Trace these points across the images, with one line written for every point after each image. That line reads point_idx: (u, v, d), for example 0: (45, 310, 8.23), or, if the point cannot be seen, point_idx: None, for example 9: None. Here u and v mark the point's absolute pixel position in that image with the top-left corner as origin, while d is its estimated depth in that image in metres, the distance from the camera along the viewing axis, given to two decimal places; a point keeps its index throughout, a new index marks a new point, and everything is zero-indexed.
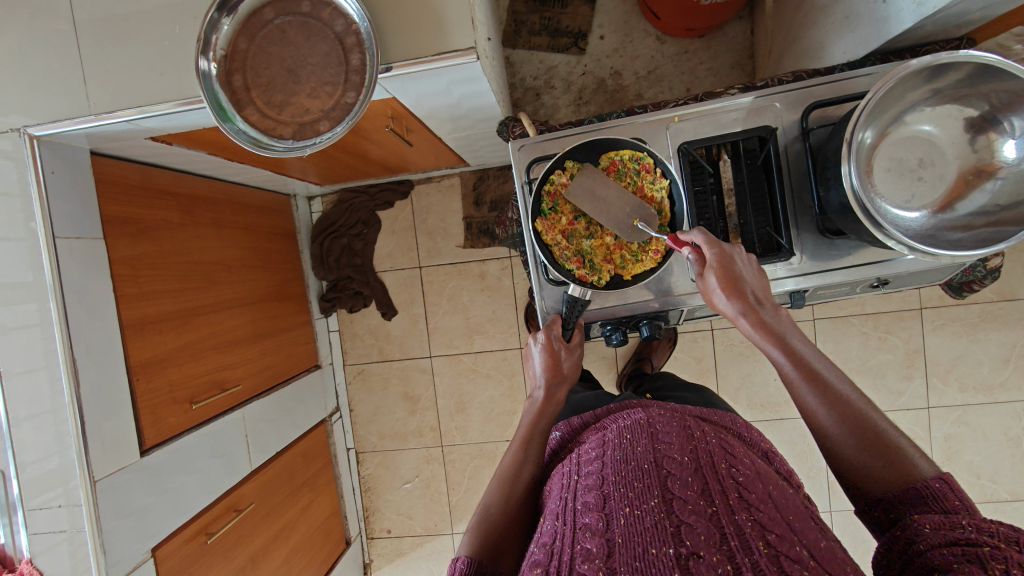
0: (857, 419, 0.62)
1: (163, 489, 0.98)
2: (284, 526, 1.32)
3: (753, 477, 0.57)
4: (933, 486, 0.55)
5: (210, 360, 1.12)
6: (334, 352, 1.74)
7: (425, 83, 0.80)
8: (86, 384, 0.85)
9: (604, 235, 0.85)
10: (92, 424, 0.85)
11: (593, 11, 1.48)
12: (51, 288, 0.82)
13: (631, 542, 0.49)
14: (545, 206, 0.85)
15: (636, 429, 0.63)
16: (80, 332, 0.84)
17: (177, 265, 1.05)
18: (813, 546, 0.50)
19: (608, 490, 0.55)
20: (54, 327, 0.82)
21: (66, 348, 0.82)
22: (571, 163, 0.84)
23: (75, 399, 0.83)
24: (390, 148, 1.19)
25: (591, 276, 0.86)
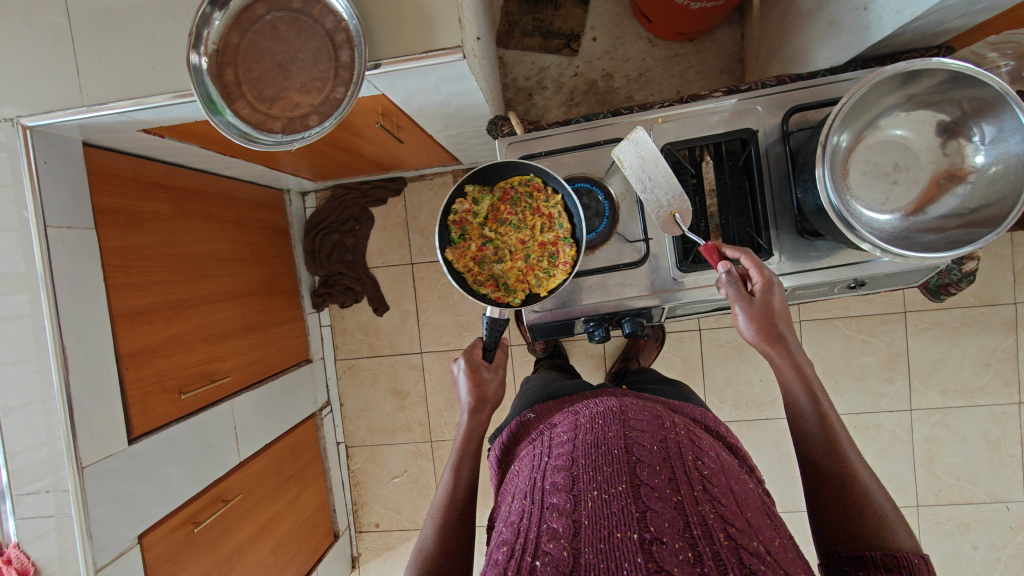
0: (847, 471, 0.65)
1: (150, 477, 0.99)
2: (272, 517, 1.33)
3: (718, 470, 0.60)
4: (911, 559, 0.56)
5: (199, 352, 1.13)
6: (325, 347, 1.75)
7: (414, 81, 0.81)
8: (75, 372, 0.85)
9: (514, 257, 0.88)
10: (80, 412, 0.86)
11: (585, 13, 1.50)
12: (41, 277, 0.83)
13: (596, 525, 0.52)
14: (452, 235, 0.87)
15: (608, 416, 0.67)
16: (69, 321, 0.85)
17: (168, 257, 1.06)
18: (770, 541, 0.53)
19: (577, 473, 0.58)
20: (44, 316, 0.83)
21: (55, 336, 0.83)
22: (470, 189, 0.87)
23: (64, 387, 0.84)
24: (381, 144, 1.21)
25: (507, 298, 0.88)
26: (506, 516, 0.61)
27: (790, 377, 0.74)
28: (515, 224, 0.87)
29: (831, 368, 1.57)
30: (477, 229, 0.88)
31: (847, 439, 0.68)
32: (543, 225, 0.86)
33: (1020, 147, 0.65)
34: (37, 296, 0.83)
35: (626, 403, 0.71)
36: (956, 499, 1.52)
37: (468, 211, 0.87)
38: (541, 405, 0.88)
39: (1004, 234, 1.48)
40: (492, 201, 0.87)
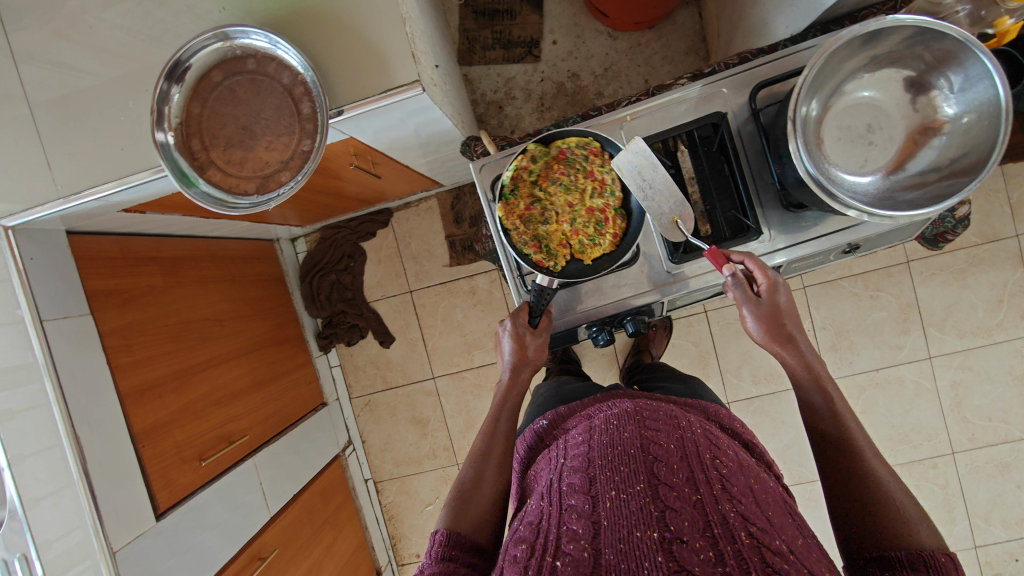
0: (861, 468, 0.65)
1: (184, 548, 0.99)
2: (311, 566, 1.33)
3: (736, 469, 0.60)
4: (938, 559, 0.55)
5: (214, 415, 1.13)
6: (338, 386, 1.76)
7: (379, 120, 0.81)
8: (92, 458, 0.86)
9: (560, 220, 0.86)
10: (103, 496, 0.87)
11: (542, 18, 1.50)
12: (46, 370, 0.84)
13: (616, 524, 0.52)
14: (503, 190, 0.85)
15: (624, 416, 0.67)
16: (79, 409, 0.86)
17: (168, 328, 1.07)
18: (794, 543, 0.52)
19: (594, 473, 0.59)
20: (54, 407, 0.84)
21: (68, 426, 0.84)
22: (531, 147, 0.84)
23: (84, 473, 0.85)
24: (361, 182, 1.21)
25: (548, 262, 0.85)
26: (523, 513, 0.61)
27: (802, 376, 0.75)
28: (565, 185, 0.86)
29: (845, 329, 1.55)
30: (528, 187, 0.86)
31: (862, 436, 0.68)
32: (593, 189, 0.85)
33: (989, 93, 0.64)
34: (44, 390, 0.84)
35: (640, 402, 0.71)
36: (991, 441, 1.49)
37: (523, 167, 0.85)
38: (553, 407, 0.88)
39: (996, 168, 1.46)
40: (548, 160, 0.85)
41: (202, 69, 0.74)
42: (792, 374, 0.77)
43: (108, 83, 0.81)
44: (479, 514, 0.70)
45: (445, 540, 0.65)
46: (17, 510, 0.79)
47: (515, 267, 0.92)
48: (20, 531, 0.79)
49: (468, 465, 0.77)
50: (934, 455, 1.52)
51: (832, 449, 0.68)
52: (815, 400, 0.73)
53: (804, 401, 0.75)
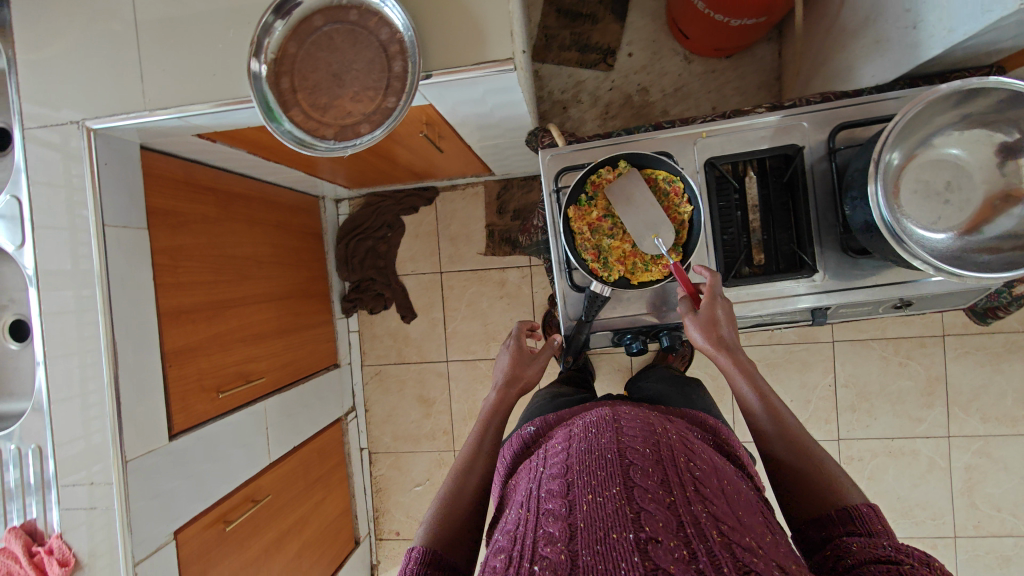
0: (801, 449, 0.66)
1: (187, 473, 0.99)
2: (297, 520, 1.34)
3: (709, 472, 0.63)
4: (861, 511, 0.58)
5: (237, 352, 1.15)
6: (353, 351, 1.77)
7: (462, 91, 0.82)
8: (123, 367, 0.88)
9: (626, 239, 0.84)
10: (126, 405, 0.88)
11: (622, 28, 1.51)
12: (97, 273, 0.86)
13: (592, 526, 0.54)
14: (583, 195, 0.84)
15: (601, 424, 0.70)
16: (120, 316, 0.88)
17: (212, 258, 1.09)
18: (764, 541, 0.55)
19: (573, 479, 0.61)
20: (99, 311, 0.86)
21: (107, 331, 0.86)
22: (623, 164, 0.82)
23: (113, 379, 0.86)
24: (420, 153, 1.23)
25: (602, 272, 0.84)
26: (502, 522, 0.62)
27: (742, 385, 0.72)
28: None
29: (866, 391, 1.53)
30: (606, 200, 0.84)
31: (796, 424, 0.69)
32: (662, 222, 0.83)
33: None
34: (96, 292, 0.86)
35: (619, 411, 0.74)
36: (996, 532, 1.46)
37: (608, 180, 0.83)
38: (541, 416, 0.89)
39: None
40: None
41: (306, 12, 0.76)
42: (730, 380, 0.74)
43: (211, 9, 0.83)
44: (455, 527, 0.69)
45: (421, 558, 0.64)
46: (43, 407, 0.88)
47: (564, 267, 0.88)
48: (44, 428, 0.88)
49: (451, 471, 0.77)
50: (935, 536, 1.49)
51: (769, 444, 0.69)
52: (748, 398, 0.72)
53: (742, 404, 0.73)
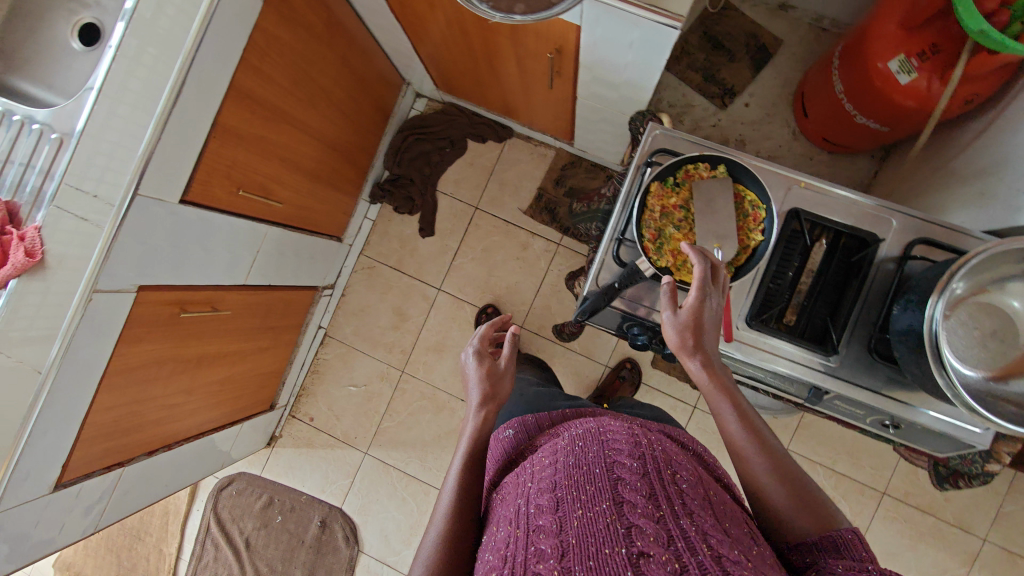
0: (787, 472, 0.67)
1: (176, 243, 0.97)
2: (237, 351, 1.33)
3: (693, 484, 0.65)
4: (846, 534, 0.58)
5: (270, 165, 1.13)
6: (358, 236, 1.73)
7: (617, 28, 0.82)
8: (177, 110, 0.85)
9: (688, 236, 0.83)
10: (161, 145, 0.85)
11: (752, 78, 1.53)
12: (201, 12, 0.82)
13: (585, 543, 0.56)
14: (671, 177, 0.83)
15: (588, 436, 0.71)
16: (199, 63, 0.85)
17: (293, 66, 1.07)
18: (746, 551, 0.58)
19: (561, 494, 0.62)
20: (183, 47, 0.82)
21: (183, 70, 0.83)
22: (722, 169, 0.83)
23: (164, 116, 0.83)
24: (526, 81, 1.22)
25: (652, 253, 0.83)
26: (491, 540, 0.64)
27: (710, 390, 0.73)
28: None
29: None
30: (688, 194, 0.84)
31: (777, 445, 0.70)
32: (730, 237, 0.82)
33: None
34: (185, 24, 0.82)
35: (606, 426, 0.75)
36: None
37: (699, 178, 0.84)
38: (517, 418, 0.90)
39: (1009, 471, 1.49)
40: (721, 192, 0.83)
41: None
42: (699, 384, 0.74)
43: None
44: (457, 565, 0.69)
45: None
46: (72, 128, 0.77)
47: (616, 237, 0.88)
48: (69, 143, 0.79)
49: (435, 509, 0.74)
50: None
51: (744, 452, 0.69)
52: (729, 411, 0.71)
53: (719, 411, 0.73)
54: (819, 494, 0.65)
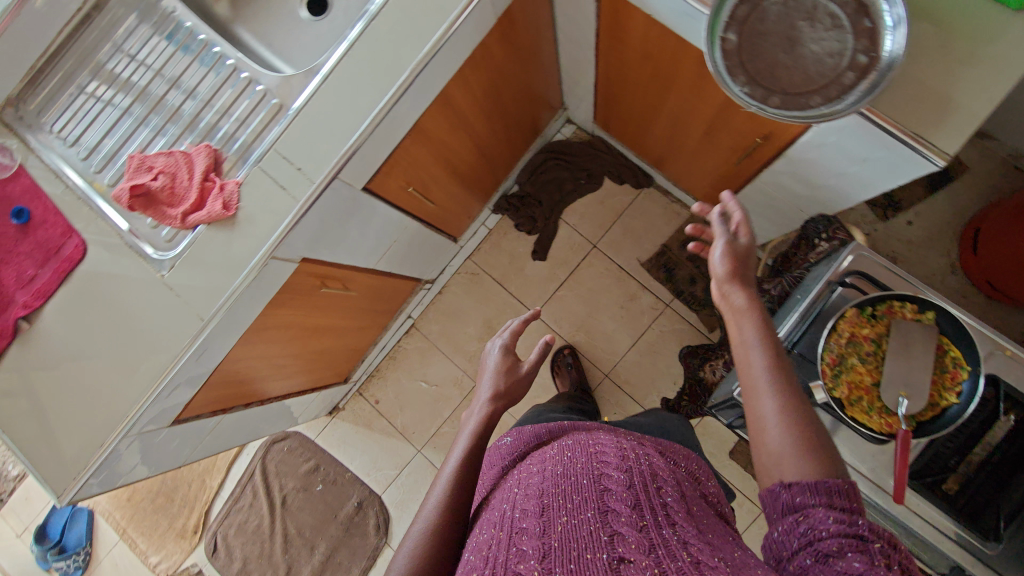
0: (789, 400, 0.59)
1: (342, 225, 0.97)
2: (343, 326, 1.35)
3: (678, 497, 0.64)
4: (845, 487, 0.53)
5: (437, 167, 1.14)
6: (471, 241, 1.73)
7: (862, 143, 0.77)
8: (395, 107, 0.85)
9: (871, 372, 0.79)
10: (371, 137, 0.85)
11: (923, 197, 1.44)
12: (448, 22, 0.82)
13: (567, 547, 0.56)
14: (870, 307, 0.79)
15: (577, 447, 0.72)
16: (429, 69, 0.85)
17: (491, 80, 1.07)
18: (731, 560, 0.55)
19: (547, 501, 0.63)
20: (421, 52, 0.83)
21: (413, 73, 0.83)
22: (929, 314, 0.77)
23: (383, 112, 0.83)
24: (707, 148, 1.19)
25: (827, 379, 0.79)
26: (476, 541, 0.65)
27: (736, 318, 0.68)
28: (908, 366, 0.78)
29: None
30: (884, 328, 0.79)
31: (775, 369, 0.62)
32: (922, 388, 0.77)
33: None
34: (428, 31, 0.83)
35: (595, 437, 0.75)
36: None
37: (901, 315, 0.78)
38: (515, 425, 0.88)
39: None
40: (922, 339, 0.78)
41: None
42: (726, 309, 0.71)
43: None
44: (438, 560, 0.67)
45: None
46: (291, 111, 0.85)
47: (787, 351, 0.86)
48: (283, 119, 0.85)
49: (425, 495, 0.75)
50: None
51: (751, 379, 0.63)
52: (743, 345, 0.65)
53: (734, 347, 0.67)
54: (817, 425, 0.58)
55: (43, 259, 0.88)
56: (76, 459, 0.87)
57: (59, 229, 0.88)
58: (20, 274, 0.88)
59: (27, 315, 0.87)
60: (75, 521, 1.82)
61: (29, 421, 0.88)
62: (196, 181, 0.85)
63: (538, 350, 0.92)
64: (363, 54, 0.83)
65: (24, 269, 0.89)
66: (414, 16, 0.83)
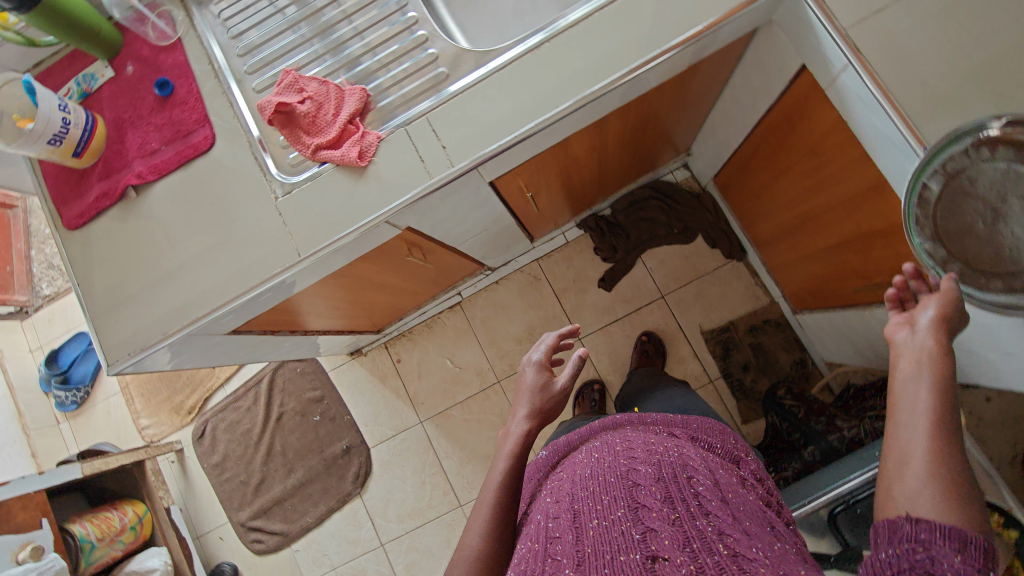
0: (945, 455, 0.54)
1: (454, 208, 0.96)
2: (403, 287, 1.34)
3: (711, 487, 0.68)
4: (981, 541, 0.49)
5: (556, 178, 1.11)
6: (545, 245, 1.70)
7: (1015, 339, 0.73)
8: (557, 122, 0.82)
9: None
10: (521, 142, 0.82)
11: None
12: (643, 59, 0.78)
13: (601, 550, 0.60)
14: None
15: (609, 451, 0.78)
16: (605, 97, 0.81)
17: (645, 115, 1.03)
18: (770, 551, 0.59)
19: (581, 508, 0.67)
20: (605, 79, 0.79)
21: (589, 97, 0.79)
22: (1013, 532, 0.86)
23: (544, 124, 0.80)
24: (829, 258, 1.13)
25: None
26: (517, 554, 0.67)
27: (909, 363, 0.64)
28: None
29: None
30: None
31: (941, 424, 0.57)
32: None
33: None
34: (621, 62, 0.79)
35: (624, 438, 0.81)
36: None
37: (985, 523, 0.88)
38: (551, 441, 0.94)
39: None
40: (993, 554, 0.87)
41: None
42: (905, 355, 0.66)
43: None
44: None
45: None
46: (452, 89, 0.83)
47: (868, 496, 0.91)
48: (443, 93, 0.84)
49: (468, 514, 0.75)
50: None
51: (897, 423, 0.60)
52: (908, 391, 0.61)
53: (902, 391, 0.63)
54: (970, 479, 0.53)
55: (170, 139, 0.89)
56: (130, 336, 0.87)
57: (195, 116, 0.89)
58: (144, 143, 0.89)
59: (138, 185, 0.88)
60: (86, 359, 1.87)
61: (101, 284, 0.88)
62: (339, 122, 0.84)
63: (568, 367, 0.82)
64: (549, 59, 0.81)
65: (149, 140, 0.89)
66: (614, 41, 0.79)
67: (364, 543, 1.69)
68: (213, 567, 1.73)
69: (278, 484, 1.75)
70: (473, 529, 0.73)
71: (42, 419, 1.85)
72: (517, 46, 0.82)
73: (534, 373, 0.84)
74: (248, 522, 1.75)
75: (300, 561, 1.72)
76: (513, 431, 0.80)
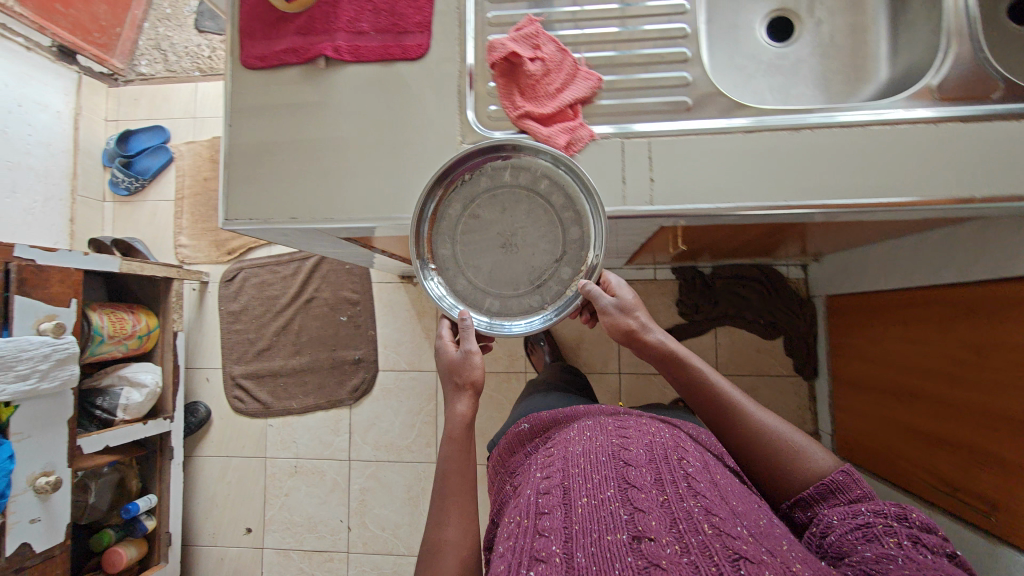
0: (783, 428, 0.74)
1: (612, 231, 0.90)
2: None
3: (702, 469, 0.67)
4: (840, 479, 0.67)
5: (709, 239, 1.04)
6: (632, 271, 1.64)
7: None
8: (775, 215, 0.76)
9: None
10: (729, 215, 0.77)
11: None
12: (900, 200, 0.72)
13: (589, 527, 0.57)
14: None
15: (596, 431, 0.76)
16: (836, 215, 0.75)
17: (834, 228, 0.96)
18: (754, 527, 0.58)
19: (569, 483, 0.64)
20: (852, 200, 0.73)
21: (825, 209, 0.74)
22: None
23: (765, 210, 0.75)
24: (920, 444, 1.10)
25: None
26: (502, 529, 0.63)
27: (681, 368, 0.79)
28: None
29: None
30: None
31: (755, 406, 0.77)
32: None
33: None
34: (875, 191, 0.72)
35: (605, 420, 0.81)
36: None
37: None
38: (534, 418, 1.00)
39: None
40: None
41: None
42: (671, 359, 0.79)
43: None
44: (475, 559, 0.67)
45: None
46: (688, 127, 0.77)
47: None
48: (675, 127, 0.77)
49: (432, 499, 0.73)
50: None
51: (771, 462, 0.73)
52: (760, 424, 0.74)
53: (734, 415, 0.76)
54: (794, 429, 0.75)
55: (383, 27, 0.82)
56: (260, 202, 0.83)
57: (418, 19, 0.81)
58: (355, 19, 0.82)
59: (331, 58, 0.82)
60: (154, 155, 1.82)
61: (254, 137, 0.84)
62: (560, 102, 0.78)
63: (472, 344, 0.75)
64: (801, 151, 0.74)
65: (362, 18, 0.82)
66: (876, 166, 0.73)
67: (334, 450, 1.72)
68: (190, 402, 1.76)
69: (281, 358, 1.76)
70: (455, 511, 0.70)
71: (91, 190, 1.82)
72: (775, 119, 0.75)
73: (442, 353, 0.77)
74: (238, 378, 1.76)
75: (269, 436, 1.75)
76: (453, 409, 0.76)
